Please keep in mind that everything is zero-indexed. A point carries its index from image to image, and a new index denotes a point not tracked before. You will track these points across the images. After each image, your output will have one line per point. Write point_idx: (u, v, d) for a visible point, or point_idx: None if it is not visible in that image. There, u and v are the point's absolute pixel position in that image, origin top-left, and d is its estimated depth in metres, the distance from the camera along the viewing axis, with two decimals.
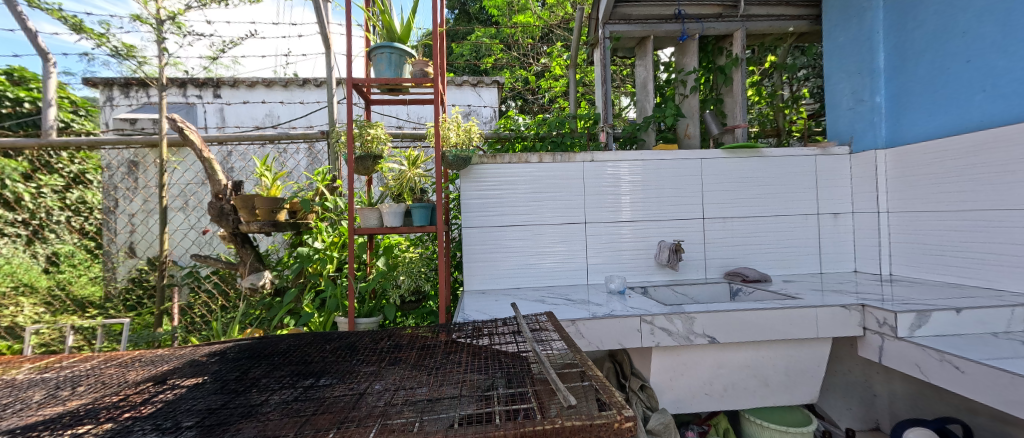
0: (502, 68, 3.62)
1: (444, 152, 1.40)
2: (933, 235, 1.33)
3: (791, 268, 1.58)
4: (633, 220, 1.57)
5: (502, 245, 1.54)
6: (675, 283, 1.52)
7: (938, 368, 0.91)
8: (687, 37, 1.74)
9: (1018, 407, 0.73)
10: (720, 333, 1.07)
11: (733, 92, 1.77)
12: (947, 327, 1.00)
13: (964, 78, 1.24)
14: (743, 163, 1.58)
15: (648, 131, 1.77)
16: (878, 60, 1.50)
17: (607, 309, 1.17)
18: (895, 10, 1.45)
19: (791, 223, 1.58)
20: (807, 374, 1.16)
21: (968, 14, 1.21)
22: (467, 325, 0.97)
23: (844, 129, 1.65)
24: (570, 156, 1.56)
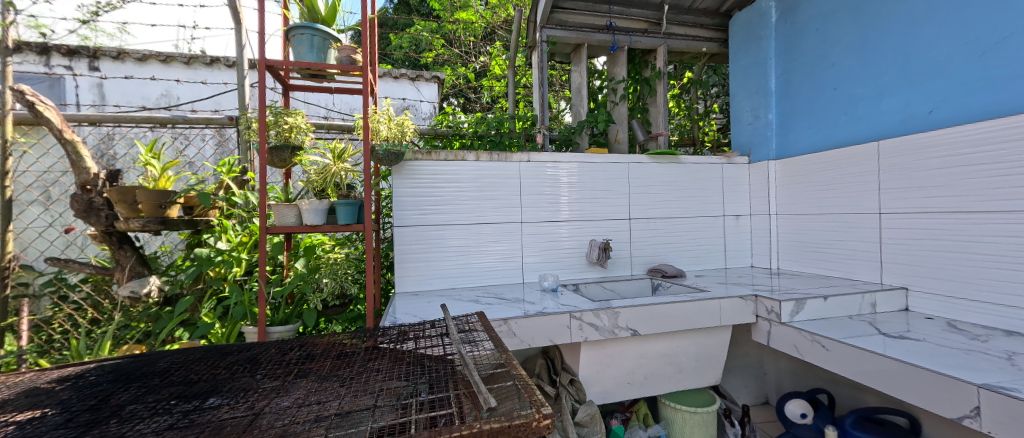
0: (443, 63, 3.53)
1: (373, 145, 1.31)
2: (810, 235, 1.57)
3: (703, 264, 1.76)
4: (567, 220, 1.63)
5: (437, 245, 1.49)
6: (604, 280, 1.60)
7: (810, 348, 1.08)
8: (617, 48, 1.86)
9: (870, 377, 0.93)
10: (641, 326, 1.14)
11: (657, 103, 1.92)
12: (817, 313, 1.18)
13: (832, 103, 1.49)
14: (665, 169, 1.72)
15: (581, 135, 1.85)
16: (770, 83, 1.74)
17: (539, 307, 1.19)
18: (785, 41, 1.69)
19: (703, 223, 1.76)
20: (713, 359, 1.29)
21: (839, 50, 1.46)
22: (392, 330, 0.92)
23: (745, 142, 1.86)
24: (508, 155, 1.56)
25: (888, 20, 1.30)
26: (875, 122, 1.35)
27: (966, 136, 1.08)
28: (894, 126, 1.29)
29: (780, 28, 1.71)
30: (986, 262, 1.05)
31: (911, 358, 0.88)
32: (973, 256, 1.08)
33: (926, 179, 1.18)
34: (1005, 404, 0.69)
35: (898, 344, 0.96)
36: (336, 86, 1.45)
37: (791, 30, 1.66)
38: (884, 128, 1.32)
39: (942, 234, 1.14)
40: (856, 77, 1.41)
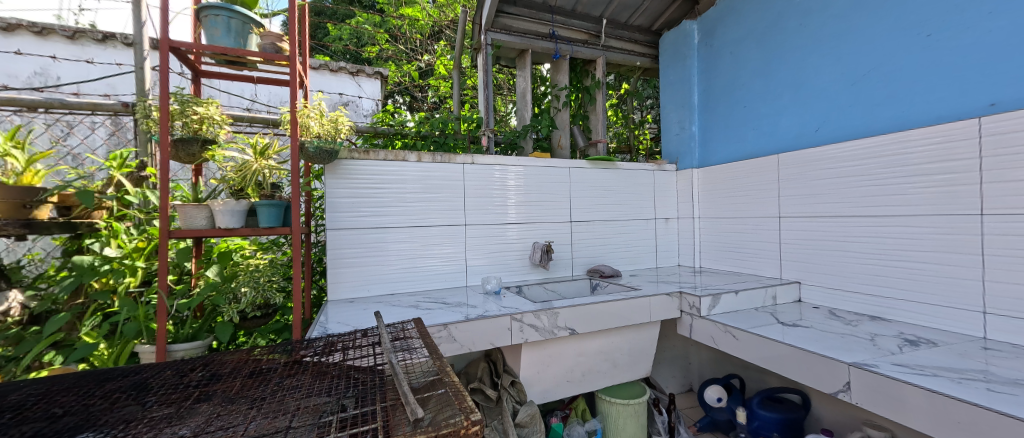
0: (387, 59, 3.39)
1: (302, 142, 1.21)
2: (726, 236, 1.75)
3: (637, 264, 1.88)
4: (511, 223, 1.64)
5: (375, 249, 1.42)
6: (546, 281, 1.64)
7: (724, 338, 1.20)
8: (560, 56, 1.92)
9: (770, 362, 1.06)
10: (579, 325, 1.19)
11: (596, 111, 2.02)
12: (730, 306, 1.32)
13: (743, 119, 1.68)
14: (603, 174, 1.81)
15: (526, 139, 1.88)
16: (693, 98, 1.91)
17: (480, 310, 1.19)
18: (705, 60, 1.86)
19: (638, 225, 1.88)
20: (645, 353, 1.38)
21: (748, 72, 1.65)
22: (318, 341, 0.85)
23: (673, 151, 2.03)
24: (451, 157, 1.54)
25: (786, 49, 1.50)
26: (776, 137, 1.54)
27: (843, 153, 1.28)
28: (792, 141, 1.48)
29: (700, 48, 1.89)
30: (858, 258, 1.25)
31: (802, 343, 1.01)
32: (848, 254, 1.28)
33: (816, 188, 1.37)
34: (868, 379, 0.84)
35: (792, 331, 1.11)
36: (259, 76, 1.32)
37: (710, 51, 1.84)
38: (784, 142, 1.51)
39: (826, 235, 1.34)
40: (761, 97, 1.60)
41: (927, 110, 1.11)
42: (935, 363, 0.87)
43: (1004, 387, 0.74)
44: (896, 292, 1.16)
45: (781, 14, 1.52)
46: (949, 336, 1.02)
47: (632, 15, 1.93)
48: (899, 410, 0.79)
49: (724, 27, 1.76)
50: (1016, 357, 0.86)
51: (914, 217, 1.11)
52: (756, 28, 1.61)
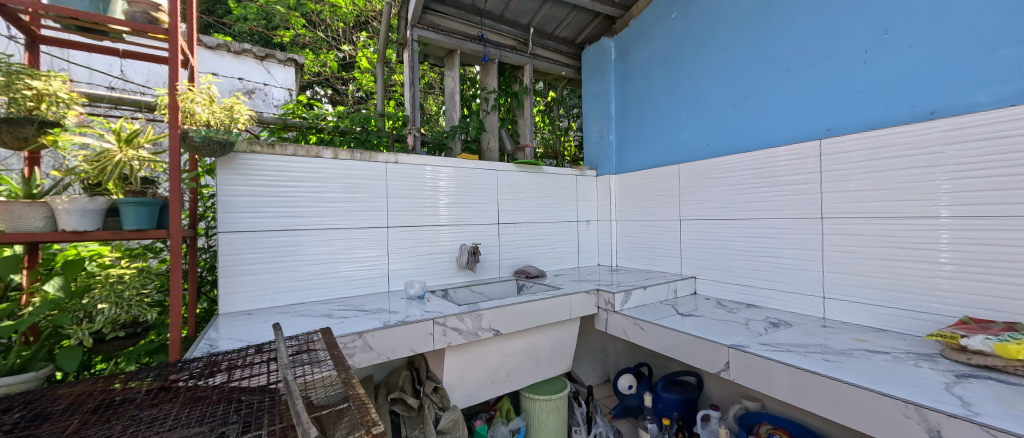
0: (303, 46, 3.10)
1: (183, 131, 1.03)
2: (638, 237, 1.91)
3: (561, 265, 1.97)
4: (437, 225, 1.60)
5: (281, 253, 1.27)
6: (473, 283, 1.63)
7: (633, 330, 1.31)
8: (489, 59, 1.94)
9: (670, 349, 1.18)
10: (503, 325, 1.20)
11: (524, 116, 2.09)
12: (639, 300, 1.44)
13: (651, 130, 1.87)
14: (530, 178, 1.87)
15: (454, 140, 1.87)
16: (610, 109, 2.08)
17: (400, 316, 1.14)
18: (621, 75, 2.03)
19: (561, 228, 1.97)
20: (566, 348, 1.45)
21: (655, 89, 1.84)
22: (196, 362, 0.73)
23: (594, 157, 2.17)
24: (373, 155, 1.45)
25: (684, 72, 1.70)
26: (677, 149, 1.73)
27: (728, 165, 1.49)
28: (689, 152, 1.68)
29: (617, 64, 2.06)
30: (739, 255, 1.46)
31: (694, 331, 1.15)
32: (731, 252, 1.49)
33: (708, 194, 1.57)
34: (742, 359, 0.98)
35: (688, 320, 1.26)
36: (127, 49, 1.11)
37: (624, 67, 2.01)
38: (682, 153, 1.71)
39: (715, 236, 1.54)
40: (665, 112, 1.79)
41: (786, 132, 1.34)
42: (790, 340, 1.05)
43: (835, 356, 0.93)
44: (765, 283, 1.38)
45: (680, 40, 1.71)
46: (801, 318, 1.24)
47: (557, 27, 2.03)
48: (765, 382, 0.94)
49: (636, 47, 1.94)
50: (844, 332, 1.09)
51: (778, 220, 1.33)
52: (661, 50, 1.80)
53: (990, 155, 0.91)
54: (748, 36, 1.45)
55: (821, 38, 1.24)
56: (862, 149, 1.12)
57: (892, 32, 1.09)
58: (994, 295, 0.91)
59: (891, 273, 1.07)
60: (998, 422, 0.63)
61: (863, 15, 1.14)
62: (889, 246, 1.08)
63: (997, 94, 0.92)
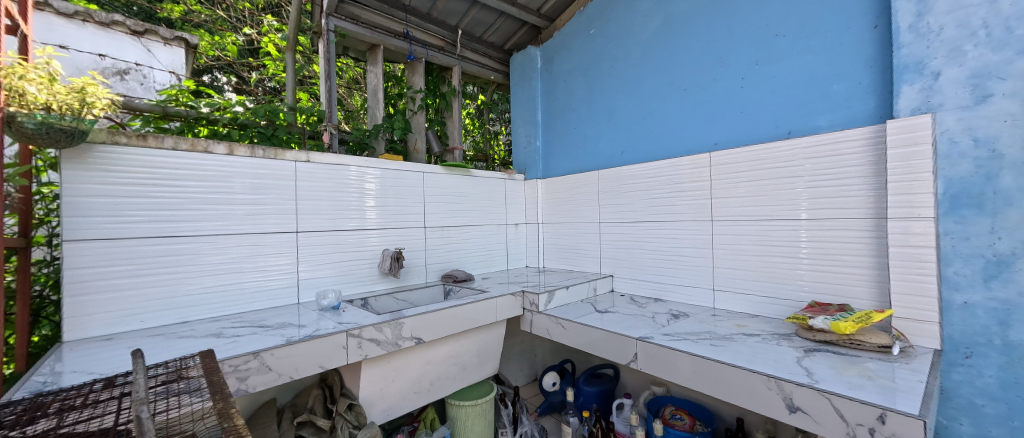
0: (197, 24, 2.70)
1: (9, 114, 0.80)
2: (562, 239, 2.00)
3: (490, 267, 1.97)
4: (357, 230, 1.49)
5: (158, 264, 1.08)
6: (397, 290, 1.56)
7: (556, 329, 1.36)
8: (415, 58, 1.89)
9: (588, 345, 1.25)
10: (426, 333, 1.16)
11: (452, 118, 2.07)
12: (562, 300, 1.51)
13: (573, 137, 1.97)
14: (458, 181, 1.84)
15: (377, 139, 1.77)
16: (537, 116, 2.15)
17: (309, 331, 1.03)
18: (546, 84, 2.12)
19: (490, 231, 1.98)
20: (492, 351, 1.45)
21: (576, 98, 1.95)
22: (11, 407, 0.57)
23: (522, 162, 2.23)
24: (278, 152, 1.30)
25: (602, 85, 1.82)
26: (596, 156, 1.86)
27: (640, 172, 1.63)
28: (606, 159, 1.81)
29: (543, 73, 2.14)
30: (649, 254, 1.60)
31: (609, 326, 1.24)
32: (642, 251, 1.63)
33: (623, 199, 1.70)
34: (648, 350, 1.08)
35: (605, 317, 1.34)
36: None
37: (549, 76, 2.09)
38: (601, 159, 1.84)
39: (629, 237, 1.68)
40: (586, 121, 1.91)
41: (684, 145, 1.51)
42: (688, 330, 1.17)
43: (721, 341, 1.06)
44: (670, 279, 1.54)
45: (598, 55, 1.84)
46: (698, 309, 1.40)
47: (485, 31, 2.04)
48: (668, 369, 1.04)
49: (560, 58, 2.03)
50: (729, 319, 1.25)
51: (680, 223, 1.49)
52: (582, 63, 1.91)
53: (832, 169, 1.11)
54: (653, 56, 1.61)
55: (710, 64, 1.42)
56: (743, 161, 1.31)
57: (761, 64, 1.29)
58: (833, 283, 1.12)
59: (763, 267, 1.27)
60: (832, 387, 0.78)
61: (740, 47, 1.34)
62: (762, 244, 1.27)
63: (833, 120, 1.14)
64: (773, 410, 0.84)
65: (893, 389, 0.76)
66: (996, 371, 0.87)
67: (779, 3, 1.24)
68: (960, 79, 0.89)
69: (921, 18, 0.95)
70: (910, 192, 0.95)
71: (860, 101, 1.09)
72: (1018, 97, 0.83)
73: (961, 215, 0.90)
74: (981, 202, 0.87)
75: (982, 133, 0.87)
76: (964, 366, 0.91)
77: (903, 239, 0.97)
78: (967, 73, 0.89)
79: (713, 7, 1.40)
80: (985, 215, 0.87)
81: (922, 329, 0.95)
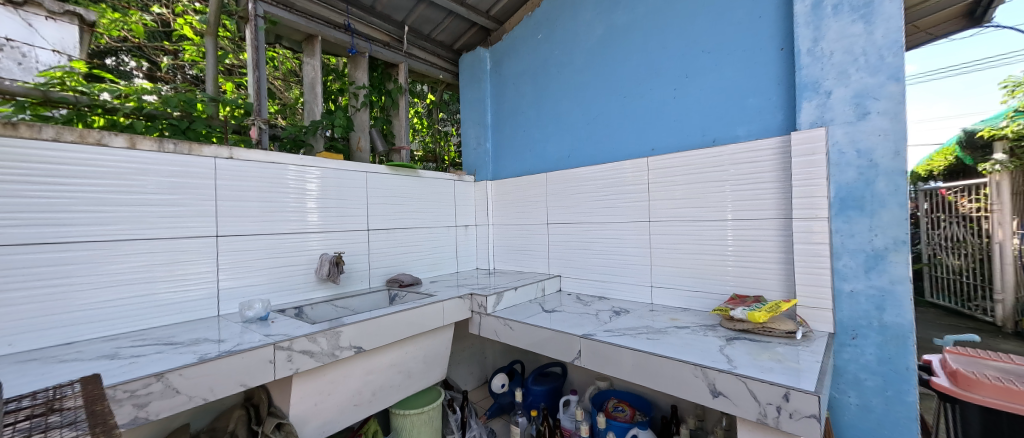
0: None
1: None
2: (512, 240, 2.01)
3: (438, 270, 1.93)
4: (290, 233, 1.38)
5: (33, 277, 0.91)
6: (336, 297, 1.45)
7: (504, 330, 1.36)
8: (357, 52, 1.80)
9: (535, 345, 1.26)
10: (366, 341, 1.10)
11: (399, 116, 2.01)
12: (511, 301, 1.51)
13: (522, 139, 2.00)
14: (405, 182, 1.78)
15: (315, 136, 1.67)
16: (486, 118, 2.15)
17: (229, 345, 0.93)
18: (495, 85, 2.12)
19: (439, 233, 1.94)
20: (439, 357, 1.42)
21: (525, 102, 1.98)
22: None
23: (472, 163, 2.22)
24: (193, 147, 1.16)
25: (549, 90, 1.87)
26: (544, 158, 1.90)
27: (585, 174, 1.69)
28: (554, 162, 1.86)
29: (492, 75, 2.14)
30: (593, 254, 1.67)
31: (555, 326, 1.26)
32: (587, 252, 1.69)
33: (570, 200, 1.75)
34: (591, 347, 1.12)
35: (551, 316, 1.37)
36: None
37: (498, 78, 2.10)
38: (549, 162, 1.88)
39: (575, 238, 1.73)
40: (534, 125, 1.94)
41: (624, 149, 1.59)
42: (628, 325, 1.23)
43: (656, 334, 1.13)
44: (612, 278, 1.61)
45: (545, 60, 1.88)
46: (637, 305, 1.48)
47: (433, 29, 2.00)
48: (609, 364, 1.09)
49: (508, 61, 2.05)
50: (664, 313, 1.34)
51: (622, 224, 1.57)
52: (530, 68, 1.94)
53: (749, 174, 1.24)
54: (596, 64, 1.68)
55: (646, 74, 1.51)
56: (676, 166, 1.40)
57: (690, 77, 1.40)
58: (751, 277, 1.25)
59: (693, 264, 1.37)
60: (748, 371, 0.86)
61: (672, 61, 1.44)
62: (693, 243, 1.37)
63: (749, 130, 1.27)
64: (700, 397, 0.91)
65: (797, 370, 0.86)
66: (875, 349, 1.02)
67: (704, 23, 1.36)
68: (846, 98, 1.04)
69: (816, 44, 1.08)
70: (810, 196, 1.08)
71: (771, 114, 1.22)
72: (888, 115, 0.98)
73: (848, 216, 1.04)
74: (862, 205, 1.02)
75: (862, 145, 1.02)
76: (851, 346, 1.05)
77: (807, 237, 1.10)
78: (851, 93, 1.03)
79: (648, 22, 1.50)
80: (865, 216, 1.02)
81: (821, 316, 1.08)
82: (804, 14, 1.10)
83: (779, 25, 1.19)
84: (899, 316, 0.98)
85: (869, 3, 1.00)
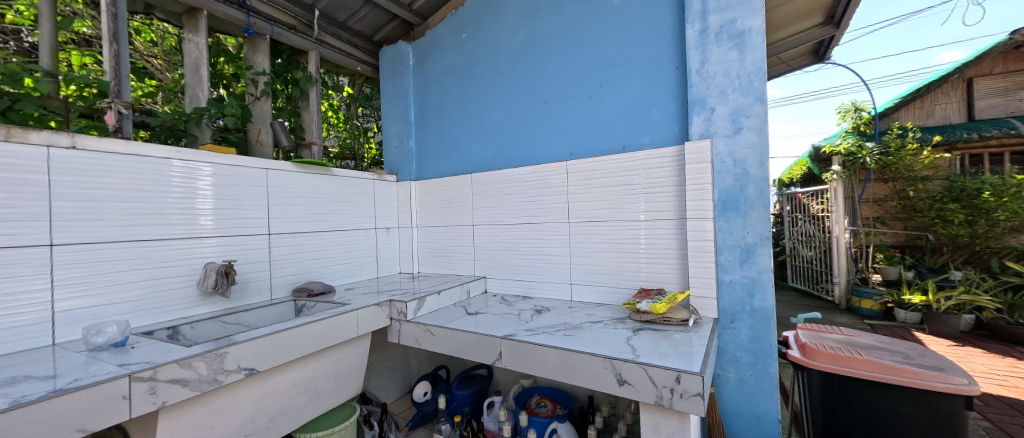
0: None
1: None
2: (437, 242, 1.96)
3: (356, 277, 1.80)
4: (164, 240, 1.16)
5: None
6: (226, 313, 1.26)
7: (425, 337, 1.31)
8: (255, 33, 1.60)
9: (458, 350, 1.23)
10: (261, 361, 0.97)
11: (309, 109, 1.84)
12: (433, 306, 1.47)
13: (448, 139, 1.95)
14: (315, 181, 1.63)
15: (201, 126, 1.42)
16: (409, 115, 2.07)
17: (65, 382, 0.74)
18: (418, 82, 2.05)
19: (356, 236, 1.81)
20: (352, 370, 1.31)
21: (450, 101, 1.94)
22: None
23: (394, 162, 2.12)
24: (14, 131, 0.89)
25: (474, 91, 1.85)
26: (469, 159, 1.88)
27: (510, 175, 1.70)
28: (479, 163, 1.85)
29: (414, 71, 2.07)
30: (517, 255, 1.70)
31: (477, 328, 1.25)
32: (512, 253, 1.71)
33: (495, 202, 1.75)
34: (512, 348, 1.13)
35: (474, 319, 1.35)
36: None
37: (421, 75, 2.03)
38: (474, 163, 1.86)
39: (500, 239, 1.74)
40: (459, 125, 1.91)
41: (546, 153, 1.65)
42: (547, 323, 1.27)
43: (572, 330, 1.19)
44: (534, 278, 1.66)
45: (469, 60, 1.86)
46: (557, 302, 1.55)
47: (349, 17, 1.87)
48: (528, 363, 1.11)
49: (432, 58, 1.99)
50: (581, 309, 1.41)
51: (543, 225, 1.62)
52: (455, 67, 1.91)
53: (653, 179, 1.36)
54: (519, 68, 1.71)
55: (565, 81, 1.58)
56: (593, 170, 1.49)
57: (604, 86, 1.49)
58: (654, 273, 1.37)
59: (606, 262, 1.47)
60: (649, 359, 0.94)
61: (587, 70, 1.53)
62: (606, 242, 1.46)
63: (653, 139, 1.40)
64: (609, 387, 0.97)
65: (688, 354, 0.96)
66: (747, 330, 1.19)
67: (614, 38, 1.46)
68: (725, 115, 1.20)
69: (703, 65, 1.24)
70: (700, 199, 1.23)
71: (669, 125, 1.36)
72: (755, 131, 1.15)
73: (728, 216, 1.20)
74: (738, 206, 1.19)
75: (737, 156, 1.18)
76: (731, 328, 1.21)
77: (699, 235, 1.24)
78: (729, 111, 1.20)
79: (566, 31, 1.57)
80: (740, 216, 1.18)
81: (709, 304, 1.23)
82: (694, 38, 1.25)
83: (674, 46, 1.33)
84: (764, 301, 1.16)
85: (742, 34, 1.17)
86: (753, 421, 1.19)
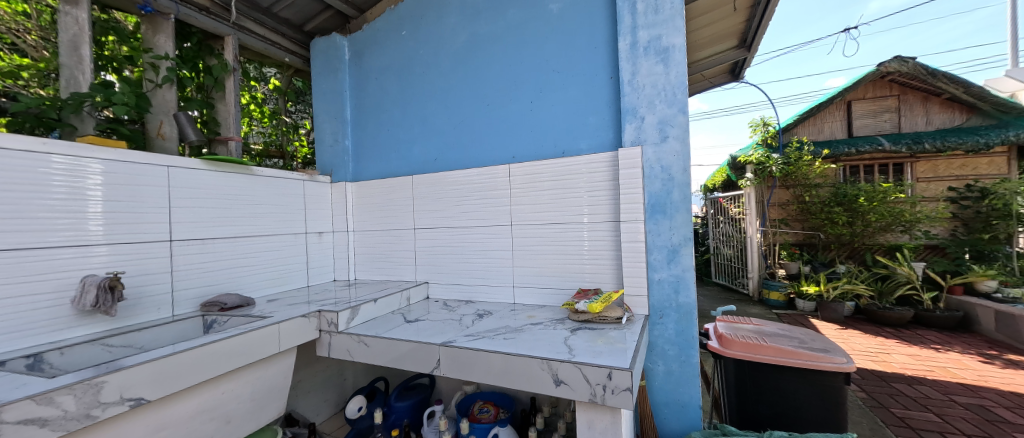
0: None
1: None
2: (376, 247, 1.86)
3: (282, 287, 1.64)
4: (26, 249, 0.95)
5: None
6: (110, 334, 1.07)
7: (358, 349, 1.23)
8: (154, 11, 1.40)
9: (394, 360, 1.17)
10: (153, 389, 0.84)
11: (226, 101, 1.66)
12: (369, 315, 1.39)
13: (388, 139, 1.87)
14: (232, 181, 1.47)
15: (80, 114, 1.20)
16: (345, 113, 1.95)
17: None
18: (354, 78, 1.94)
19: (282, 242, 1.65)
20: (273, 390, 1.19)
21: (390, 99, 1.86)
22: None
23: (327, 162, 1.98)
24: None
25: (415, 90, 1.79)
26: (411, 161, 1.81)
27: (452, 178, 1.67)
28: (420, 165, 1.79)
29: (350, 66, 1.95)
30: (459, 259, 1.67)
31: (415, 336, 1.20)
32: (455, 257, 1.68)
33: (438, 205, 1.71)
34: (451, 355, 1.09)
35: (412, 327, 1.30)
36: None
37: (358, 70, 1.93)
38: (415, 164, 1.80)
39: (442, 243, 1.70)
40: (399, 124, 1.84)
41: (488, 156, 1.63)
42: (488, 327, 1.26)
43: (512, 334, 1.18)
44: (477, 282, 1.64)
45: (410, 58, 1.80)
46: (499, 306, 1.55)
47: (274, 3, 1.71)
48: (467, 369, 1.08)
49: (370, 53, 1.90)
50: (522, 312, 1.42)
51: (486, 228, 1.61)
52: (395, 64, 1.84)
53: (590, 183, 1.41)
54: (461, 69, 1.69)
55: (507, 85, 1.59)
56: (535, 173, 1.51)
57: (544, 91, 1.53)
58: (592, 274, 1.42)
59: (547, 264, 1.50)
60: (584, 358, 0.97)
61: (529, 75, 1.55)
62: (547, 245, 1.49)
63: (590, 145, 1.46)
64: (546, 388, 0.98)
65: (620, 351, 1.00)
66: (674, 324, 1.28)
67: (554, 46, 1.50)
68: (653, 124, 1.29)
69: (634, 77, 1.31)
70: (632, 203, 1.30)
71: (604, 132, 1.43)
72: (679, 140, 1.25)
73: (656, 219, 1.29)
74: (665, 210, 1.27)
75: (664, 163, 1.27)
76: (660, 324, 1.29)
77: (631, 237, 1.31)
78: (656, 120, 1.28)
79: (508, 35, 1.59)
80: (667, 218, 1.27)
81: (640, 302, 1.31)
82: (626, 50, 1.32)
83: (608, 56, 1.40)
84: (688, 297, 1.26)
85: (666, 50, 1.26)
86: (678, 409, 1.27)
